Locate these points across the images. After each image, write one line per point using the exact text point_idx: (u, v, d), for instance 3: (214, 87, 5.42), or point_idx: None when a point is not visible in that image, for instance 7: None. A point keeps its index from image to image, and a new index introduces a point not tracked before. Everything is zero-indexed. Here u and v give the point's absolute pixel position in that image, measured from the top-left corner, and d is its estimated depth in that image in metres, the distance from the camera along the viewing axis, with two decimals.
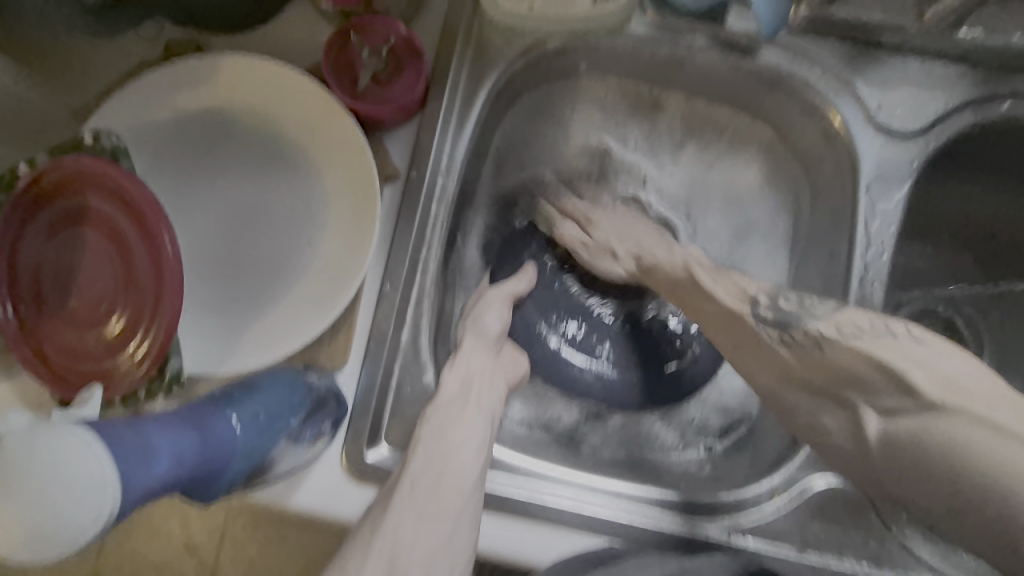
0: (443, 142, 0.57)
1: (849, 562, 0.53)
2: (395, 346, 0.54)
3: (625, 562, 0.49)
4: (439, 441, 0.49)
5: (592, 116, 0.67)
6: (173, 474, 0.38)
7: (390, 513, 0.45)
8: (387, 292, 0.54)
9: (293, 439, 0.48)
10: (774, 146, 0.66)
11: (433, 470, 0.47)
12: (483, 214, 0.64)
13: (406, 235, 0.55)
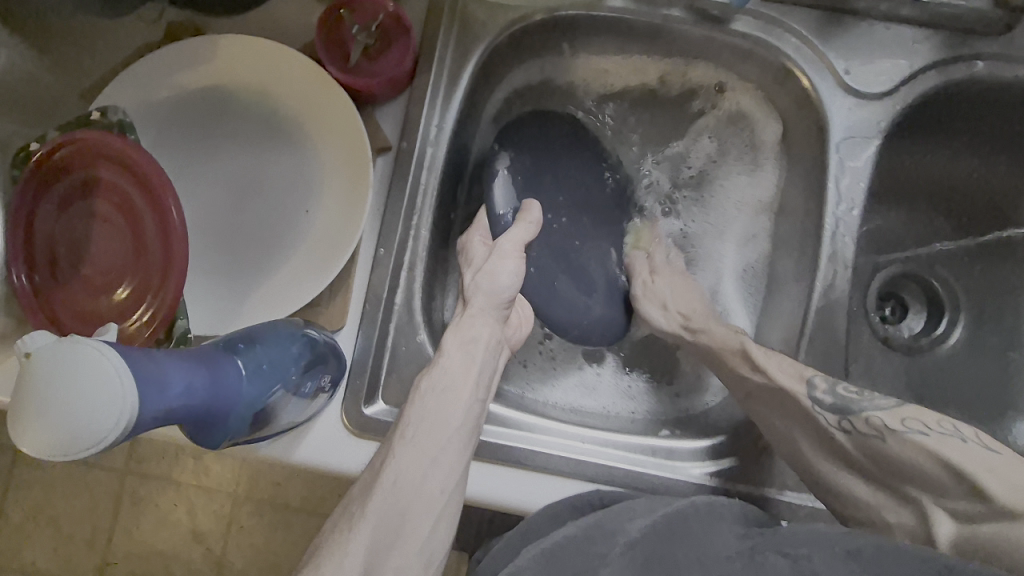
0: (432, 114, 0.59)
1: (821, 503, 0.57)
2: (389, 308, 0.57)
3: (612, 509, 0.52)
4: (423, 429, 0.49)
5: (585, 101, 0.71)
6: (186, 406, 0.41)
7: (375, 498, 0.46)
8: (381, 256, 0.57)
9: (292, 391, 0.49)
10: (755, 114, 0.68)
11: (426, 453, 0.48)
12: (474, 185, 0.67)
13: (398, 203, 0.58)
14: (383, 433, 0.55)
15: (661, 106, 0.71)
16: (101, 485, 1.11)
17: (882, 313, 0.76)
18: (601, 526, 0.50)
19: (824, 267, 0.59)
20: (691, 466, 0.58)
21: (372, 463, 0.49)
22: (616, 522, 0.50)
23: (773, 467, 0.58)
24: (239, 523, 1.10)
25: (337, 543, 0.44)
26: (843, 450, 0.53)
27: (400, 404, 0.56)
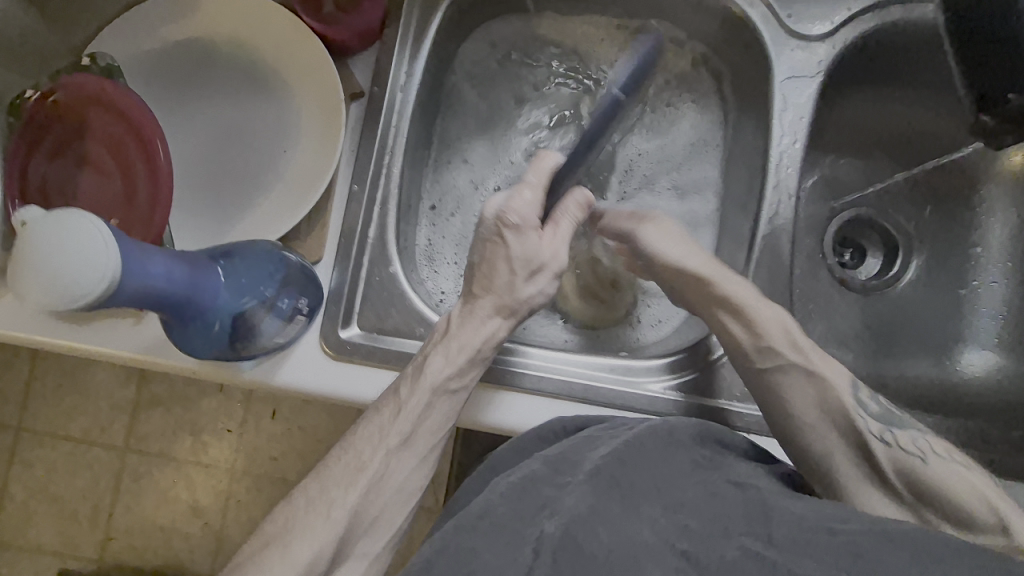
0: (402, 61, 0.63)
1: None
2: (362, 242, 0.61)
3: (579, 442, 0.52)
4: (419, 425, 0.56)
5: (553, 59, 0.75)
6: (166, 294, 0.44)
7: (351, 489, 0.54)
8: (355, 193, 0.61)
9: (269, 307, 0.52)
10: (708, 64, 0.72)
11: (404, 454, 0.55)
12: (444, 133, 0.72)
13: (370, 143, 0.61)
14: (358, 353, 0.59)
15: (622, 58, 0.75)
16: (101, 463, 1.15)
17: (841, 258, 0.79)
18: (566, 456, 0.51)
19: (769, 196, 0.63)
20: (649, 381, 0.62)
21: (359, 439, 0.56)
22: (579, 454, 0.51)
23: (728, 380, 0.62)
24: (236, 499, 1.15)
25: (318, 512, 0.53)
26: (871, 455, 0.55)
27: (374, 330, 0.60)
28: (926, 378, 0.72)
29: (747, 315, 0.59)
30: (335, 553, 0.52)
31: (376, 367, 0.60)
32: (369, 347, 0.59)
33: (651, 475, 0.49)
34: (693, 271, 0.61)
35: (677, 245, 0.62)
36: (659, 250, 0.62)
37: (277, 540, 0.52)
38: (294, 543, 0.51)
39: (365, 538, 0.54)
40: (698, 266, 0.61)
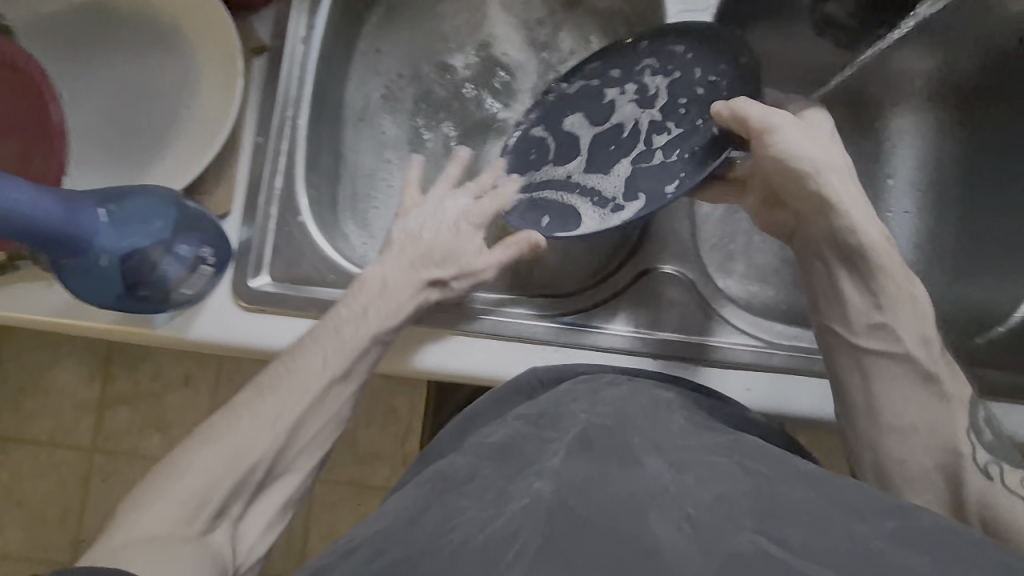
0: (301, 15, 0.63)
1: (705, 339, 0.60)
2: (269, 193, 0.61)
3: (561, 397, 0.52)
4: (359, 361, 0.55)
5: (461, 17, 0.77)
6: (34, 226, 0.46)
7: (263, 402, 0.51)
8: (260, 145, 0.61)
9: (165, 248, 0.53)
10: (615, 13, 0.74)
11: (316, 373, 0.53)
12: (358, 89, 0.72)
13: (273, 96, 0.62)
14: (268, 302, 0.60)
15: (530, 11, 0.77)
16: (70, 464, 1.15)
17: None
18: (547, 413, 0.50)
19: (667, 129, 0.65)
20: (558, 313, 0.62)
21: (301, 362, 0.53)
22: (561, 408, 0.50)
23: (659, 313, 0.62)
24: None
25: (255, 418, 0.50)
26: (961, 483, 0.50)
27: (286, 280, 0.61)
28: None
29: (868, 265, 0.54)
30: (272, 465, 0.49)
31: (292, 316, 0.60)
32: (285, 295, 0.60)
33: (645, 431, 0.48)
34: (819, 186, 0.53)
35: (816, 149, 0.53)
36: (793, 148, 0.53)
37: (203, 441, 0.48)
38: (207, 449, 0.48)
39: (302, 455, 0.52)
40: (827, 177, 0.53)
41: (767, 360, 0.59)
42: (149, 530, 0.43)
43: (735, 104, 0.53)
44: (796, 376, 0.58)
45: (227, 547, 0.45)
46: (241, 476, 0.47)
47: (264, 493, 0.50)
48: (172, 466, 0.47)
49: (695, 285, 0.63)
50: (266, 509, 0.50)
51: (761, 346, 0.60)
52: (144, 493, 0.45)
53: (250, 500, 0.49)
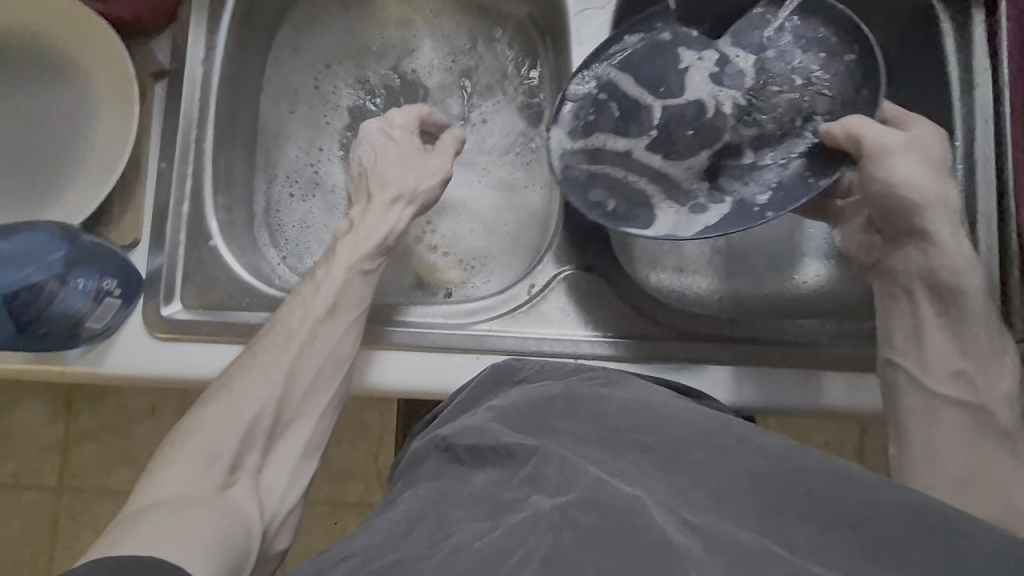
0: (199, 37, 0.62)
1: (650, 342, 0.60)
2: (177, 218, 0.60)
3: (537, 399, 0.52)
4: (326, 326, 0.56)
5: (373, 30, 0.76)
6: None
7: (244, 372, 0.54)
8: (164, 172, 0.60)
9: (60, 281, 0.52)
10: (522, 25, 0.75)
11: (291, 349, 0.55)
12: (268, 106, 0.71)
13: (175, 122, 0.61)
14: (181, 330, 0.59)
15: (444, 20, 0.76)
16: (35, 506, 1.10)
17: None
18: (525, 415, 0.50)
19: None
20: (478, 321, 0.61)
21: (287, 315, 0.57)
22: (535, 412, 0.50)
23: (588, 313, 0.61)
24: None
25: (251, 376, 0.54)
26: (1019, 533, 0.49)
27: (196, 306, 0.60)
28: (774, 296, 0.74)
29: (963, 309, 0.55)
30: (277, 413, 0.54)
31: (208, 340, 0.59)
32: (197, 321, 0.59)
33: (629, 413, 0.48)
34: (926, 224, 0.55)
35: (935, 184, 0.54)
36: (900, 176, 0.54)
37: (207, 401, 0.53)
38: (212, 411, 0.52)
39: (309, 402, 0.56)
40: (935, 217, 0.54)
41: (685, 352, 0.60)
42: (173, 494, 0.48)
43: (852, 125, 0.54)
44: (715, 363, 0.60)
45: (248, 496, 0.50)
46: (248, 428, 0.52)
47: (280, 439, 0.54)
48: (182, 434, 0.52)
49: (610, 281, 0.62)
50: (285, 458, 0.54)
51: (680, 338, 0.61)
52: (166, 460, 0.50)
53: (267, 450, 0.54)
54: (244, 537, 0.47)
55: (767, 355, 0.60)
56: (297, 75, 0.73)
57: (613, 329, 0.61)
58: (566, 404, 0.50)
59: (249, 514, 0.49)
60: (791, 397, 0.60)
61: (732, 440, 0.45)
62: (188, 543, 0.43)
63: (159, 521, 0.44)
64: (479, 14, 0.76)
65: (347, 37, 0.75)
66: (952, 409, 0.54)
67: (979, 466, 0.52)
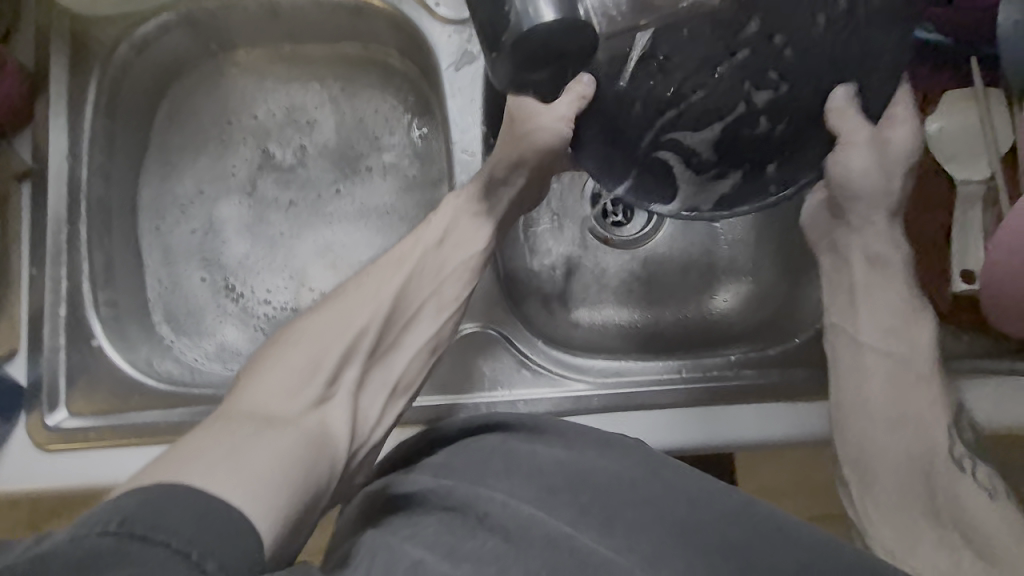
0: (59, 131, 0.60)
1: (552, 394, 0.58)
2: (54, 322, 0.58)
3: (474, 455, 0.46)
4: (417, 278, 0.53)
5: (255, 96, 0.72)
6: None
7: (355, 292, 0.52)
8: (36, 275, 0.59)
9: None
10: (412, 78, 0.71)
11: (395, 277, 0.53)
12: (147, 187, 0.68)
13: (43, 222, 0.59)
14: (68, 438, 0.56)
15: (323, 74, 0.72)
16: None
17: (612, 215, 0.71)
18: (457, 472, 0.44)
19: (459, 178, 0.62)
20: None
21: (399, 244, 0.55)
22: (474, 470, 0.44)
23: (490, 372, 0.59)
24: None
25: (361, 291, 0.52)
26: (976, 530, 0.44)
27: (87, 411, 0.58)
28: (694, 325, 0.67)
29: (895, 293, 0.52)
30: (378, 335, 0.51)
31: (108, 447, 0.56)
32: (91, 427, 0.57)
33: (565, 469, 0.43)
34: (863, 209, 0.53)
35: (886, 174, 0.51)
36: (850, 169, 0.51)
37: (311, 315, 0.51)
38: (310, 324, 0.50)
39: (410, 329, 0.53)
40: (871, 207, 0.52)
41: (585, 404, 0.58)
42: (258, 408, 0.44)
43: (835, 110, 0.48)
44: (621, 411, 0.58)
45: (340, 417, 0.46)
46: (348, 343, 0.49)
47: (374, 366, 0.51)
48: (287, 336, 0.49)
49: (507, 339, 0.60)
50: (379, 385, 0.51)
51: (581, 390, 0.58)
52: (255, 371, 0.47)
53: (365, 368, 0.50)
54: (323, 465, 0.42)
55: (673, 397, 0.58)
56: (179, 152, 0.70)
57: (517, 386, 0.59)
58: (502, 465, 0.44)
59: (337, 434, 0.45)
60: (707, 438, 0.56)
61: (661, 479, 0.41)
62: (250, 476, 0.37)
63: (237, 438, 0.40)
64: (361, 66, 0.72)
65: (228, 106, 0.72)
66: (879, 357, 0.51)
67: (906, 407, 0.49)
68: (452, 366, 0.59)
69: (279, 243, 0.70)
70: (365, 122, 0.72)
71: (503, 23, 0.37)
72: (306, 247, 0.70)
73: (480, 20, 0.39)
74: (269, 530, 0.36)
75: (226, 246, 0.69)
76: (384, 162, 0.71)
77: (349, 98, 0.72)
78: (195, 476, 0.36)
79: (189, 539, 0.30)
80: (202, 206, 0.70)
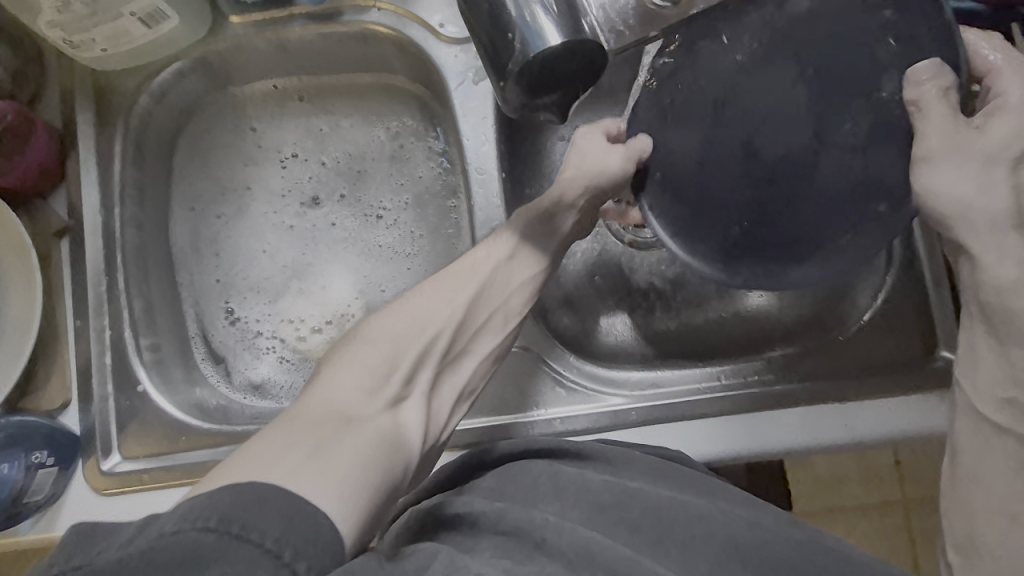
0: (90, 186, 0.62)
1: (588, 409, 0.57)
2: (102, 371, 0.60)
3: (522, 477, 0.43)
4: (497, 286, 0.52)
5: (273, 128, 0.73)
6: None
7: (440, 298, 0.50)
8: (81, 328, 0.61)
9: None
10: (425, 99, 0.71)
11: (452, 291, 0.51)
12: (177, 221, 0.70)
13: (84, 274, 0.62)
14: (122, 482, 0.58)
15: (341, 104, 0.73)
16: None
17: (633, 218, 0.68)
18: (502, 492, 0.42)
19: (478, 194, 0.61)
20: None
21: (469, 253, 0.53)
22: (523, 492, 0.41)
23: (528, 391, 0.58)
24: None
25: (433, 300, 0.50)
26: None
27: (139, 454, 0.59)
28: (725, 327, 0.65)
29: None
30: (452, 340, 0.49)
31: (160, 487, 0.58)
32: (143, 470, 0.58)
33: (614, 487, 0.41)
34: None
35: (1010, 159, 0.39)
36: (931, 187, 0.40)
37: (366, 327, 0.48)
38: (394, 320, 0.48)
39: (476, 339, 0.51)
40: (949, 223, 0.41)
41: (623, 418, 0.57)
42: (340, 401, 0.41)
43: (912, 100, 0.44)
44: (661, 424, 0.56)
45: (415, 418, 0.44)
46: (423, 347, 0.47)
47: (444, 371, 0.49)
48: (362, 337, 0.47)
49: (540, 356, 0.59)
50: (448, 390, 0.49)
51: (619, 404, 0.57)
52: (324, 371, 0.45)
53: (437, 373, 0.48)
54: (399, 460, 0.40)
55: (714, 406, 0.56)
56: (206, 182, 0.72)
57: (552, 403, 0.58)
58: (552, 488, 0.42)
59: (411, 440, 0.42)
60: (754, 446, 0.54)
61: (717, 504, 0.40)
62: (330, 478, 0.35)
63: (319, 439, 0.37)
64: (378, 91, 0.72)
65: (252, 138, 0.73)
66: (1006, 442, 0.37)
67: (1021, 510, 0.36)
68: (490, 388, 0.59)
69: (260, 261, 0.71)
70: (385, 147, 0.72)
71: (507, 52, 0.37)
72: (284, 268, 0.71)
73: (484, 45, 0.39)
74: (359, 538, 0.34)
75: (233, 287, 0.70)
76: (394, 219, 0.71)
77: (370, 125, 0.73)
78: (275, 475, 0.33)
79: (280, 543, 0.29)
80: (225, 201, 0.72)
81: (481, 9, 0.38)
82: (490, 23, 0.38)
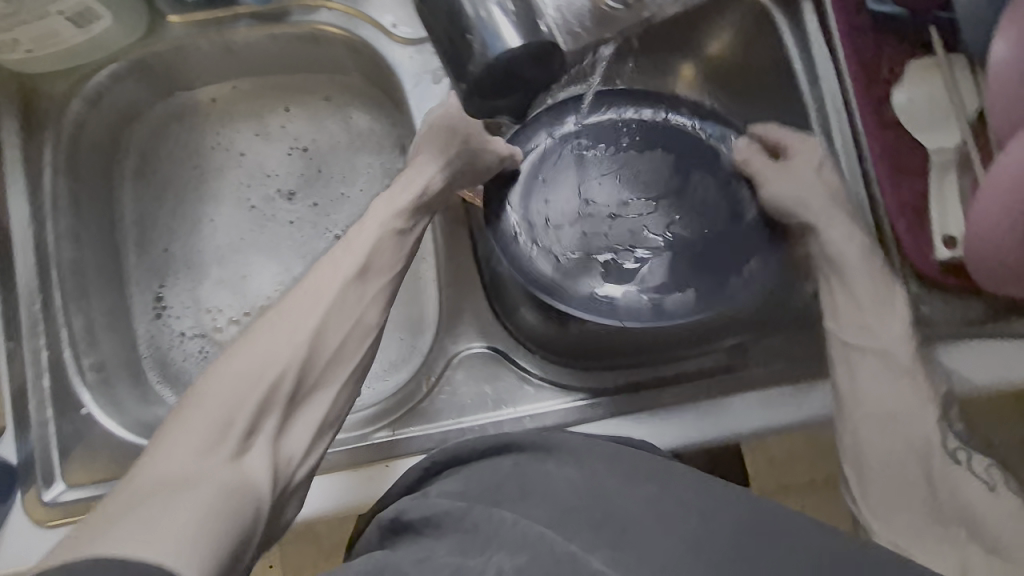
0: (19, 197, 0.58)
1: (556, 405, 0.58)
2: (40, 395, 0.56)
3: (490, 479, 0.44)
4: (337, 316, 0.48)
5: (233, 134, 0.71)
6: None
7: (271, 330, 0.46)
8: (13, 350, 0.57)
9: None
10: (382, 102, 0.70)
11: (298, 321, 0.46)
12: (133, 225, 0.68)
13: (15, 291, 0.57)
14: (67, 512, 0.54)
15: (314, 109, 0.71)
16: None
17: None
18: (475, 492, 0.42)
19: None
20: (374, 430, 0.58)
21: (316, 276, 0.50)
22: (492, 492, 0.42)
23: (499, 391, 0.59)
24: None
25: (272, 333, 0.45)
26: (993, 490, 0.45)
27: (84, 482, 0.55)
28: None
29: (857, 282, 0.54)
30: (301, 377, 0.45)
31: None
32: (91, 498, 0.55)
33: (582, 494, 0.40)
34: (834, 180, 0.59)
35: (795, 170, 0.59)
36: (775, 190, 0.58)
37: (217, 364, 0.44)
38: (236, 358, 0.44)
39: (336, 367, 0.47)
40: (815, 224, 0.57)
41: (591, 412, 0.58)
42: (161, 472, 0.37)
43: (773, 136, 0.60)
44: (627, 415, 0.57)
45: (262, 465, 0.40)
46: (266, 391, 0.43)
47: (304, 409, 0.45)
48: (188, 399, 0.42)
49: (505, 356, 0.60)
50: (306, 427, 0.45)
51: (587, 399, 0.58)
52: (160, 434, 0.40)
53: (288, 415, 0.44)
54: (251, 504, 0.38)
55: (678, 395, 0.58)
56: (169, 180, 0.70)
57: (523, 402, 0.58)
58: (518, 489, 0.41)
59: (263, 483, 0.40)
60: (709, 435, 0.56)
61: None
62: (174, 533, 0.33)
63: (157, 498, 0.35)
64: (349, 95, 0.71)
65: (225, 141, 0.71)
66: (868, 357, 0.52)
67: (896, 407, 0.50)
68: (460, 390, 0.59)
69: (214, 252, 0.69)
70: (358, 153, 0.70)
71: (467, 53, 0.38)
72: (239, 269, 0.69)
73: (443, 47, 0.39)
74: None
75: (184, 284, 0.68)
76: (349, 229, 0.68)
77: (342, 130, 0.70)
78: (111, 543, 0.32)
79: None
80: (185, 204, 0.69)
81: (440, 11, 0.39)
82: (449, 25, 0.38)
